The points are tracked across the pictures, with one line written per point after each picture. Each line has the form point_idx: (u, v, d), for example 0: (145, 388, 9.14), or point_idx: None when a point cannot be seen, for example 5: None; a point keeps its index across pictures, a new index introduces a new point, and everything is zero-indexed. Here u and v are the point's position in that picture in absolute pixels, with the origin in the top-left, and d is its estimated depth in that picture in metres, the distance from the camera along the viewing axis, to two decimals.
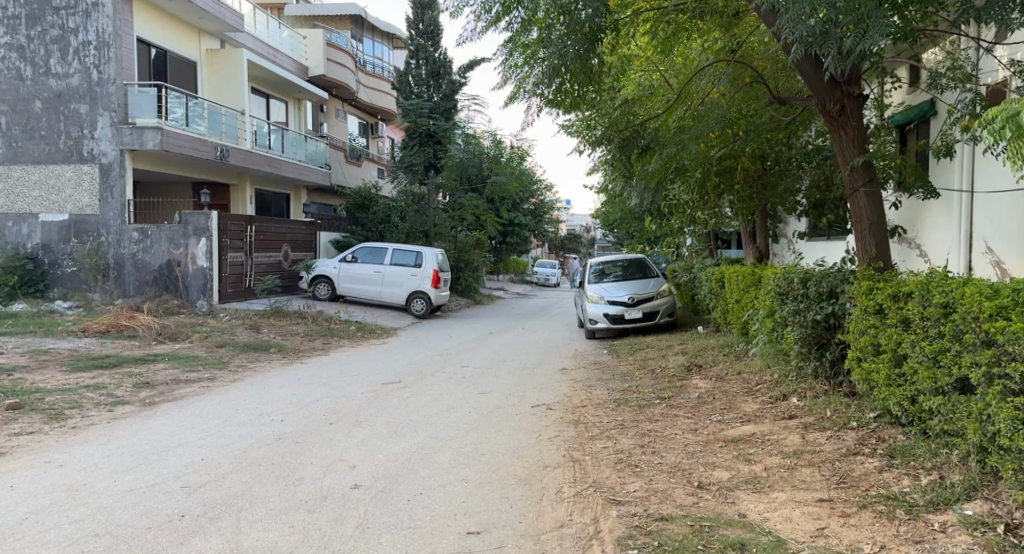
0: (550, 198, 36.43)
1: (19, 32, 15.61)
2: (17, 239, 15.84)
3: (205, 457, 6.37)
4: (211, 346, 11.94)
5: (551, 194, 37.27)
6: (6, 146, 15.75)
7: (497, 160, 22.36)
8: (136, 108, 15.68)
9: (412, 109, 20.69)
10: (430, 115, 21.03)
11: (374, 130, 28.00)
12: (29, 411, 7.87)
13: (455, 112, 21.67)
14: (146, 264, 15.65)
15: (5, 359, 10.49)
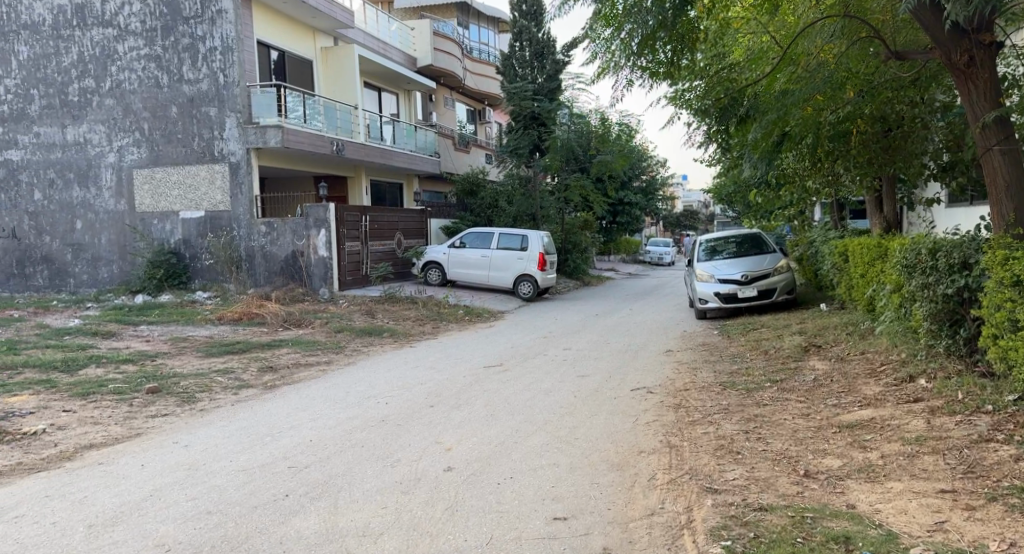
0: (662, 175, 35.49)
1: (156, 43, 16.73)
2: (162, 236, 17.09)
3: (313, 438, 6.61)
4: (330, 332, 12.45)
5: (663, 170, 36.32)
6: (149, 150, 16.95)
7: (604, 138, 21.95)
8: (260, 108, 16.43)
9: (516, 92, 20.60)
10: (535, 97, 20.95)
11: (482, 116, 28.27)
12: (166, 394, 8.48)
13: (560, 92, 21.51)
14: (274, 255, 16.46)
15: (150, 346, 11.36)
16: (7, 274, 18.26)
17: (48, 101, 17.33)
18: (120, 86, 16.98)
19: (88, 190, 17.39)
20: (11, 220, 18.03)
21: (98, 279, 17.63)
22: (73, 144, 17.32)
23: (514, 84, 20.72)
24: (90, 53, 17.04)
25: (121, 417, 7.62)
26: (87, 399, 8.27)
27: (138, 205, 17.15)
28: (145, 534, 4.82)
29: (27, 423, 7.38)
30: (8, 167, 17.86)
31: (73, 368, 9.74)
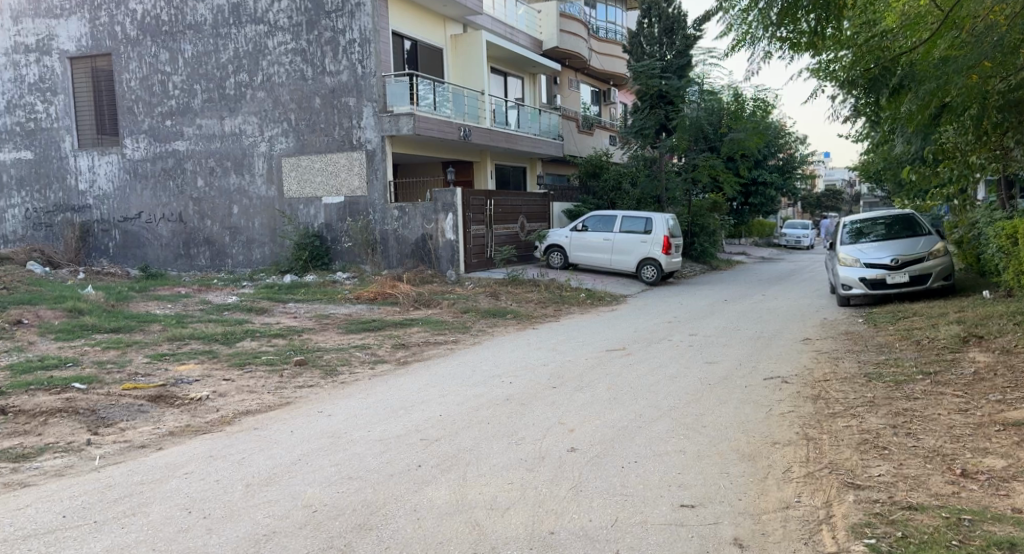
0: (801, 152, 33.71)
1: (301, 37, 17.55)
2: (307, 220, 18.00)
3: (442, 413, 6.76)
4: (458, 312, 12.70)
5: (803, 147, 34.48)
6: (295, 139, 17.84)
7: (736, 115, 21.10)
8: (394, 97, 16.91)
9: (644, 70, 20.14)
10: (663, 74, 20.32)
11: (607, 97, 27.95)
12: (311, 366, 8.95)
13: (690, 69, 20.78)
14: (405, 238, 17.00)
15: (296, 322, 12.03)
16: (174, 255, 19.55)
17: (209, 95, 18.49)
18: (270, 80, 17.95)
19: (243, 177, 18.49)
20: (177, 206, 19.22)
21: (252, 260, 18.76)
22: (230, 135, 18.46)
23: (641, 62, 20.27)
24: (244, 49, 18.08)
25: (273, 386, 8.12)
26: (243, 369, 8.88)
27: (286, 191, 18.11)
28: (293, 495, 5.09)
29: (193, 389, 8.00)
30: (175, 156, 19.03)
31: (230, 341, 10.47)
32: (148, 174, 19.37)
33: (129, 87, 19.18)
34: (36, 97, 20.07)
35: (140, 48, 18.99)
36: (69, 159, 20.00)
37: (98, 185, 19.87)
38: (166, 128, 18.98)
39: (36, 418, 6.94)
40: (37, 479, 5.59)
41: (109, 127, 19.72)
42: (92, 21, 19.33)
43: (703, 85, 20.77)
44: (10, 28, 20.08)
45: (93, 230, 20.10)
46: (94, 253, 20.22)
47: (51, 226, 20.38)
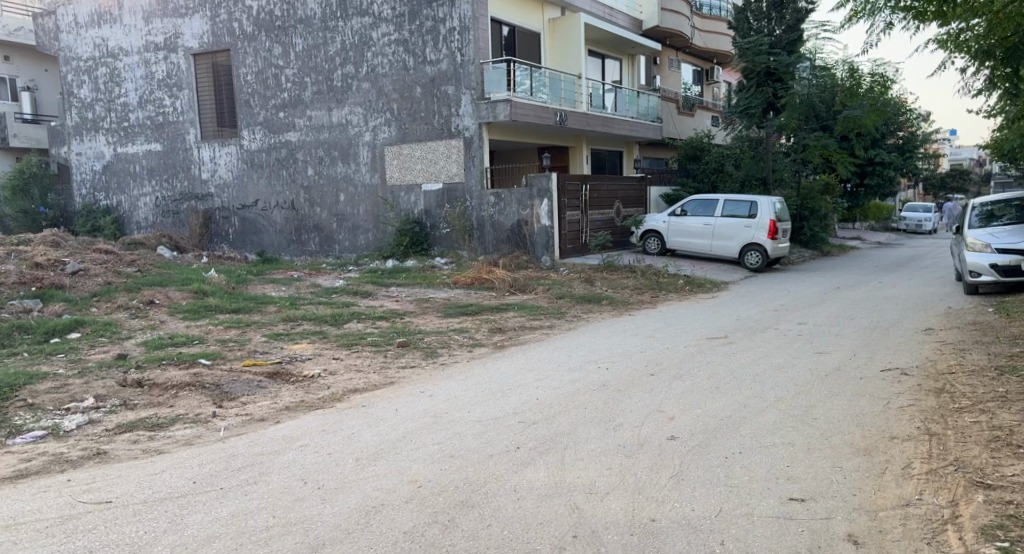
0: (924, 130, 31.75)
1: (404, 28, 17.87)
2: (408, 207, 18.39)
3: (540, 397, 6.79)
4: (553, 297, 12.72)
5: (926, 124, 32.47)
6: (397, 128, 18.24)
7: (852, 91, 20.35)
8: (491, 83, 17.04)
9: (750, 47, 19.31)
10: (771, 50, 19.36)
11: (710, 76, 27.19)
12: (413, 348, 9.18)
13: (801, 43, 19.73)
14: (501, 224, 17.12)
15: (398, 306, 12.36)
16: (286, 241, 20.41)
17: (317, 87, 19.14)
18: (374, 70, 18.39)
19: (349, 166, 19.07)
20: (289, 194, 20.04)
21: (358, 246, 19.35)
22: (337, 125, 19.06)
23: (747, 39, 19.41)
24: (350, 41, 18.59)
25: (377, 366, 8.39)
26: (351, 349, 9.21)
27: (388, 179, 18.55)
28: (400, 470, 5.23)
29: (305, 367, 8.37)
30: (287, 147, 19.84)
31: (338, 322, 10.87)
32: (263, 164, 20.28)
33: (246, 81, 20.10)
34: (164, 92, 21.35)
35: (256, 44, 19.85)
36: (193, 151, 21.19)
37: (219, 174, 20.96)
38: (279, 120, 19.81)
39: (168, 390, 7.43)
40: (170, 447, 5.99)
41: (228, 120, 20.77)
42: (213, 18, 20.35)
43: (815, 60, 19.81)
44: (142, 28, 21.42)
45: (215, 217, 21.25)
46: (216, 238, 21.39)
47: (178, 213, 21.67)
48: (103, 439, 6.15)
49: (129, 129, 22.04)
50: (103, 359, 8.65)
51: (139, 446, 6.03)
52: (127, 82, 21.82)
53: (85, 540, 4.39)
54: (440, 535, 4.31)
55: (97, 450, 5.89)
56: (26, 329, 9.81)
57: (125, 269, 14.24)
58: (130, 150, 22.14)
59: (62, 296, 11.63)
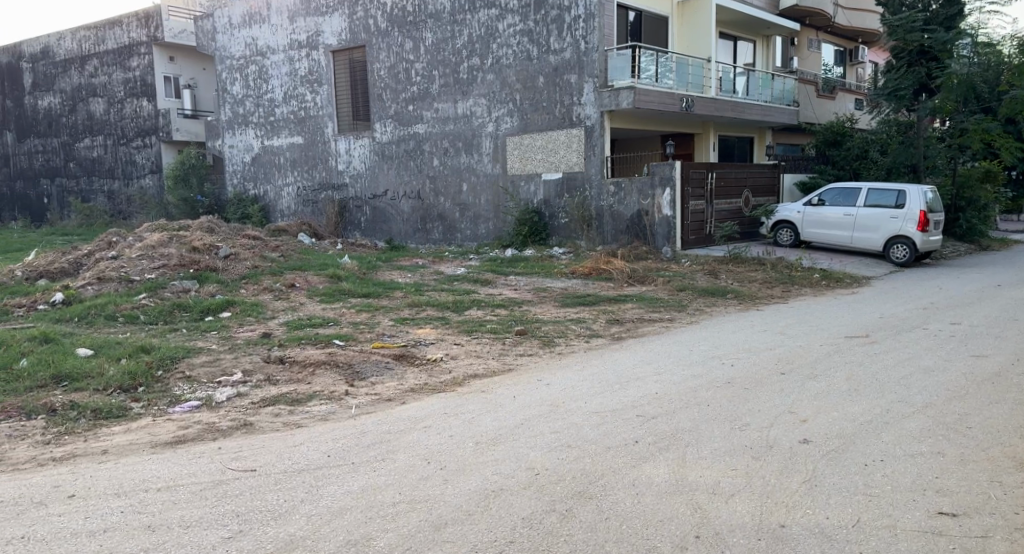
0: None
1: (529, 18, 18.00)
2: (528, 197, 18.55)
3: (661, 391, 6.74)
4: (674, 290, 12.51)
5: None
6: (519, 118, 18.44)
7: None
8: (615, 71, 16.83)
9: (901, 24, 18.24)
10: (926, 28, 18.23)
11: (854, 57, 25.75)
12: (531, 337, 9.30)
13: (961, 20, 18.28)
14: (621, 214, 16.96)
15: (518, 294, 12.55)
16: (412, 229, 21.10)
17: (445, 79, 19.63)
18: (499, 61, 18.65)
19: (472, 156, 19.46)
20: (416, 184, 20.69)
21: (479, 235, 19.74)
22: (462, 117, 19.49)
23: (899, 15, 18.33)
24: (477, 34, 18.93)
25: (496, 353, 8.58)
26: (471, 336, 9.43)
27: (510, 169, 18.79)
28: (519, 457, 5.35)
29: (429, 351, 8.67)
30: (415, 138, 20.49)
31: (459, 309, 11.16)
32: (393, 155, 21.06)
33: (379, 75, 20.93)
34: (305, 87, 22.56)
35: (389, 39, 20.59)
36: (331, 143, 22.29)
37: (353, 165, 21.93)
38: (409, 113, 20.47)
39: (305, 368, 7.92)
40: (308, 422, 6.38)
41: (362, 113, 21.71)
42: (351, 16, 21.25)
43: (978, 35, 18.00)
44: (287, 27, 22.71)
45: (349, 206, 22.25)
46: (349, 226, 22.44)
47: (316, 203, 22.89)
48: (249, 411, 6.63)
49: (275, 123, 23.46)
50: (249, 337, 9.31)
51: (280, 419, 6.47)
52: (273, 79, 23.24)
53: (233, 504, 4.77)
54: (559, 523, 4.38)
55: (244, 421, 6.37)
56: (184, 307, 10.69)
57: (269, 254, 15.19)
58: (275, 142, 23.60)
59: (215, 279, 12.59)
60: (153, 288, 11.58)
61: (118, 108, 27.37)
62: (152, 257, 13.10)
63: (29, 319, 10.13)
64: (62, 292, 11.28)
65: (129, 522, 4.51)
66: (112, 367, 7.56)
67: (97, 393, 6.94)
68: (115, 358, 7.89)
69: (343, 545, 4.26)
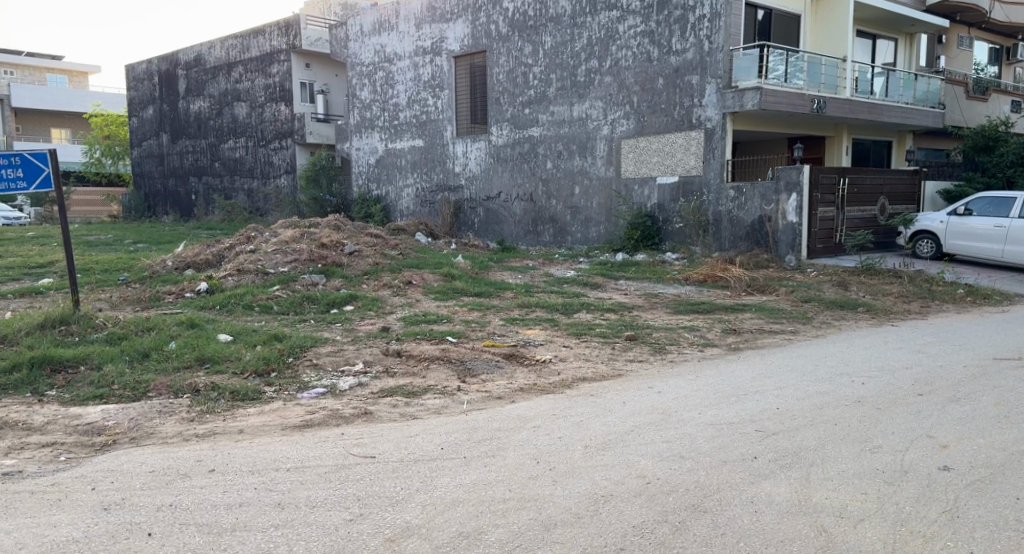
0: None
1: (651, 19, 17.79)
2: (641, 200, 18.34)
3: (781, 406, 6.52)
4: (797, 301, 12.05)
5: None
6: (636, 120, 18.26)
7: None
8: (740, 71, 16.28)
9: None
10: None
11: (1012, 54, 23.88)
12: (641, 342, 9.22)
13: None
14: (741, 220, 16.42)
15: (629, 298, 12.45)
16: (524, 231, 21.31)
17: (563, 83, 19.73)
18: (618, 63, 18.55)
19: (586, 159, 19.45)
20: (529, 186, 20.89)
21: (589, 238, 19.68)
22: (577, 120, 19.51)
23: None
24: (597, 36, 18.90)
25: (605, 357, 8.56)
26: (580, 339, 9.45)
27: (624, 171, 18.64)
28: (629, 463, 5.33)
29: (538, 352, 8.76)
30: (530, 141, 20.70)
31: (569, 312, 11.19)
32: (507, 157, 21.35)
33: (498, 79, 21.30)
34: (428, 92, 23.23)
35: (509, 44, 20.92)
36: (449, 146, 22.85)
37: (469, 167, 22.41)
38: (525, 116, 20.71)
39: (421, 362, 8.20)
40: (423, 414, 6.60)
41: (480, 116, 22.11)
42: (474, 22, 21.74)
43: None
44: (414, 34, 23.49)
45: (463, 207, 22.73)
46: (463, 227, 22.92)
47: (433, 203, 23.55)
48: (369, 400, 6.94)
49: (398, 126, 24.34)
50: (370, 330, 9.72)
51: (397, 410, 6.71)
52: (398, 84, 24.12)
53: (354, 488, 5.00)
54: (670, 535, 4.34)
55: (364, 410, 6.66)
56: (312, 299, 11.28)
57: (389, 251, 15.77)
58: (397, 145, 24.47)
59: (340, 274, 13.20)
60: (285, 280, 12.29)
61: (259, 112, 29.13)
62: (284, 252, 13.88)
63: (177, 306, 10.99)
64: (206, 281, 12.16)
65: (262, 499, 4.82)
66: (248, 352, 8.09)
67: (235, 377, 7.44)
68: (251, 344, 8.43)
69: (454, 536, 4.38)
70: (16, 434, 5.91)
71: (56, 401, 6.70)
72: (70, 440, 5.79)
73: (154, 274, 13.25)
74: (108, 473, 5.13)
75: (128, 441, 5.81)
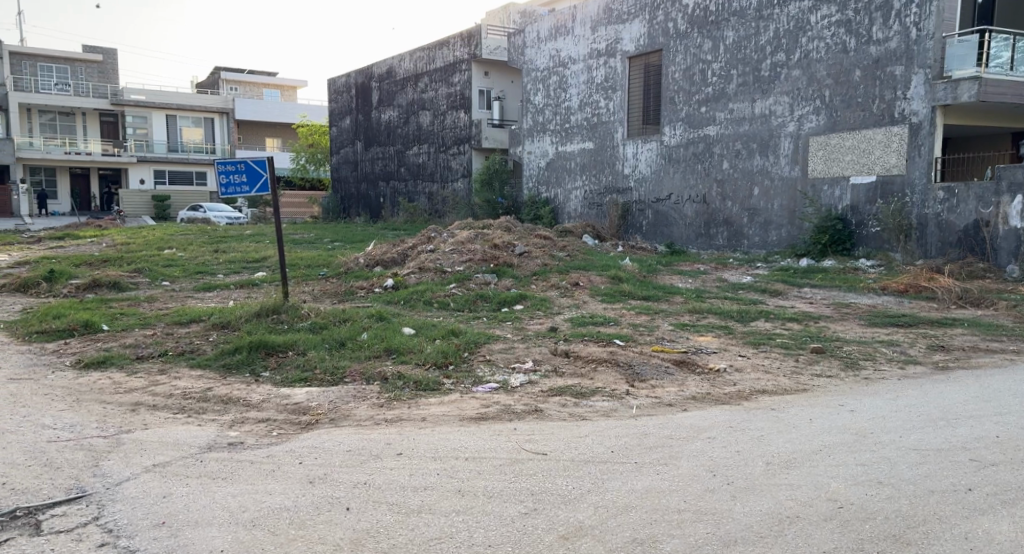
0: None
1: (848, 7, 16.68)
2: (831, 202, 17.21)
3: (1001, 435, 5.85)
4: (1019, 316, 10.77)
5: None
6: (828, 117, 17.17)
7: None
8: (954, 60, 14.84)
9: None
10: None
11: None
12: (829, 356, 8.63)
13: None
14: (951, 224, 14.95)
15: (815, 308, 11.72)
16: (695, 234, 20.70)
17: (744, 78, 18.99)
18: (808, 56, 17.56)
19: (768, 158, 18.56)
20: (703, 187, 20.27)
21: (768, 242, 18.75)
22: (760, 117, 18.69)
23: None
24: (785, 29, 18.00)
25: (788, 370, 8.10)
26: (758, 349, 9.02)
27: (811, 171, 17.59)
28: (818, 484, 5.01)
29: (713, 360, 8.46)
30: (705, 141, 20.09)
31: (746, 319, 10.73)
32: (680, 158, 20.85)
33: (674, 78, 20.87)
34: (601, 94, 23.22)
35: (687, 41, 20.43)
36: (620, 147, 22.69)
37: (639, 169, 22.12)
38: (701, 115, 20.13)
39: (589, 363, 8.20)
40: (592, 416, 6.58)
41: (653, 116, 21.78)
42: (652, 20, 21.44)
43: None
44: (589, 36, 23.58)
45: (632, 209, 22.48)
46: (631, 229, 22.66)
47: (601, 205, 23.50)
48: (540, 398, 7.03)
49: (569, 129, 24.53)
50: (539, 330, 9.84)
51: (567, 409, 6.75)
52: (571, 88, 24.31)
53: (528, 483, 5.08)
54: None
55: (536, 407, 6.75)
56: (485, 298, 11.61)
57: (558, 253, 15.94)
58: (567, 148, 24.67)
59: (511, 274, 13.51)
60: (461, 279, 12.77)
61: (441, 119, 30.48)
62: (460, 252, 14.41)
63: (367, 300, 11.74)
64: (392, 278, 12.91)
65: (444, 485, 5.01)
66: (429, 345, 8.49)
67: (417, 367, 7.83)
68: (431, 338, 8.85)
69: (629, 541, 4.33)
70: (238, 409, 6.57)
71: (269, 382, 7.38)
72: (281, 417, 6.35)
73: (348, 271, 14.26)
74: (312, 450, 5.57)
75: (329, 421, 6.27)
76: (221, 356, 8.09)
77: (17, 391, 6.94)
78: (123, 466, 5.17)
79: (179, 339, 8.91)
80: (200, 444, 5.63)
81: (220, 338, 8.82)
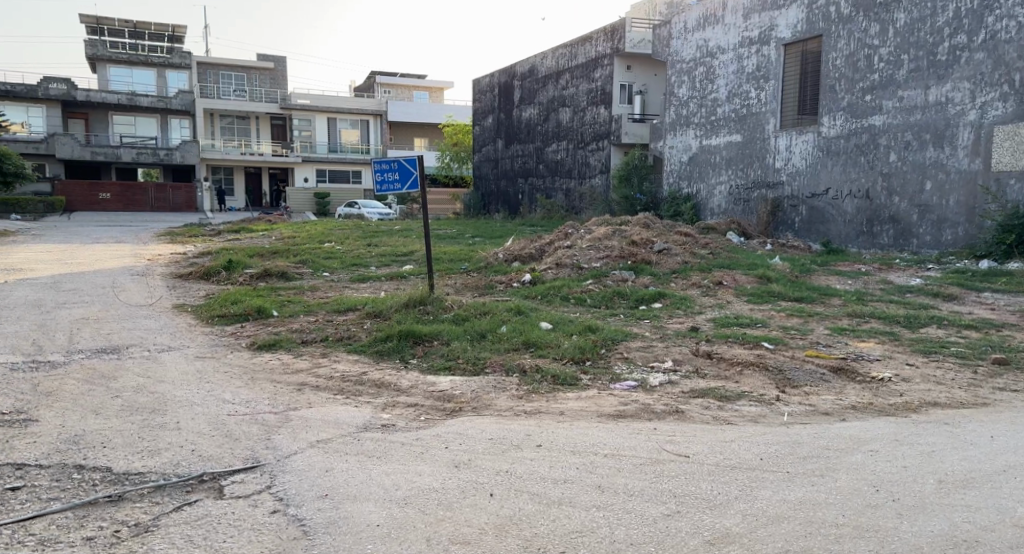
0: None
1: None
2: (1018, 198, 15.61)
3: None
4: None
5: None
6: (1017, 103, 15.51)
7: None
8: None
9: None
10: None
11: None
12: (1013, 369, 7.80)
13: None
14: None
15: (996, 316, 10.62)
16: (855, 232, 19.45)
17: (918, 63, 17.57)
18: (995, 37, 15.97)
19: (942, 150, 17.08)
20: (866, 182, 18.99)
21: (941, 241, 17.30)
22: (934, 105, 17.23)
23: None
24: (968, 8, 16.48)
25: (963, 382, 7.39)
26: (929, 358, 8.29)
27: (995, 164, 16.01)
28: (1000, 509, 4.53)
29: (876, 368, 7.88)
30: (870, 132, 18.79)
31: (914, 326, 9.91)
32: (840, 151, 19.63)
33: (835, 65, 19.66)
34: (752, 84, 22.26)
35: (851, 25, 19.18)
36: (771, 140, 21.66)
37: (793, 162, 21.01)
38: (865, 103, 18.83)
39: (734, 366, 7.86)
40: (739, 420, 6.32)
41: (810, 107, 20.64)
42: (811, 5, 20.28)
43: None
44: (741, 24, 22.65)
45: (784, 205, 21.44)
46: (782, 226, 21.62)
47: (749, 201, 22.58)
48: (681, 399, 6.83)
49: (716, 122, 23.73)
50: (679, 329, 9.57)
51: (711, 412, 6.51)
52: (720, 79, 23.49)
53: (671, 484, 4.93)
54: None
55: (677, 408, 6.56)
56: (623, 295, 11.45)
57: (701, 251, 15.47)
58: (713, 141, 23.90)
59: (650, 271, 13.25)
60: (598, 276, 12.69)
61: (581, 115, 30.39)
62: (598, 248, 14.28)
63: (507, 294, 11.90)
64: (530, 273, 13.02)
65: (584, 480, 4.97)
66: (567, 340, 8.47)
67: (555, 362, 7.84)
68: (569, 333, 8.82)
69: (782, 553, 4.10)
70: (389, 393, 6.84)
71: (417, 369, 7.65)
72: (428, 403, 6.55)
73: (489, 265, 14.54)
74: (457, 435, 5.70)
75: (471, 409, 6.40)
76: (374, 344, 8.46)
77: (201, 367, 7.60)
78: (291, 440, 5.51)
79: (337, 326, 9.42)
80: (356, 424, 5.91)
81: (373, 326, 9.25)
